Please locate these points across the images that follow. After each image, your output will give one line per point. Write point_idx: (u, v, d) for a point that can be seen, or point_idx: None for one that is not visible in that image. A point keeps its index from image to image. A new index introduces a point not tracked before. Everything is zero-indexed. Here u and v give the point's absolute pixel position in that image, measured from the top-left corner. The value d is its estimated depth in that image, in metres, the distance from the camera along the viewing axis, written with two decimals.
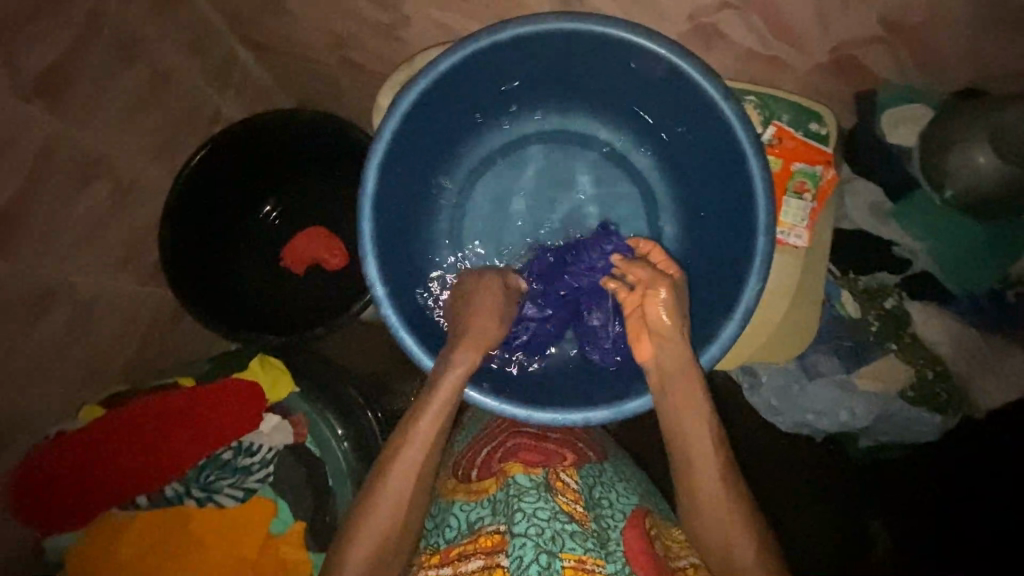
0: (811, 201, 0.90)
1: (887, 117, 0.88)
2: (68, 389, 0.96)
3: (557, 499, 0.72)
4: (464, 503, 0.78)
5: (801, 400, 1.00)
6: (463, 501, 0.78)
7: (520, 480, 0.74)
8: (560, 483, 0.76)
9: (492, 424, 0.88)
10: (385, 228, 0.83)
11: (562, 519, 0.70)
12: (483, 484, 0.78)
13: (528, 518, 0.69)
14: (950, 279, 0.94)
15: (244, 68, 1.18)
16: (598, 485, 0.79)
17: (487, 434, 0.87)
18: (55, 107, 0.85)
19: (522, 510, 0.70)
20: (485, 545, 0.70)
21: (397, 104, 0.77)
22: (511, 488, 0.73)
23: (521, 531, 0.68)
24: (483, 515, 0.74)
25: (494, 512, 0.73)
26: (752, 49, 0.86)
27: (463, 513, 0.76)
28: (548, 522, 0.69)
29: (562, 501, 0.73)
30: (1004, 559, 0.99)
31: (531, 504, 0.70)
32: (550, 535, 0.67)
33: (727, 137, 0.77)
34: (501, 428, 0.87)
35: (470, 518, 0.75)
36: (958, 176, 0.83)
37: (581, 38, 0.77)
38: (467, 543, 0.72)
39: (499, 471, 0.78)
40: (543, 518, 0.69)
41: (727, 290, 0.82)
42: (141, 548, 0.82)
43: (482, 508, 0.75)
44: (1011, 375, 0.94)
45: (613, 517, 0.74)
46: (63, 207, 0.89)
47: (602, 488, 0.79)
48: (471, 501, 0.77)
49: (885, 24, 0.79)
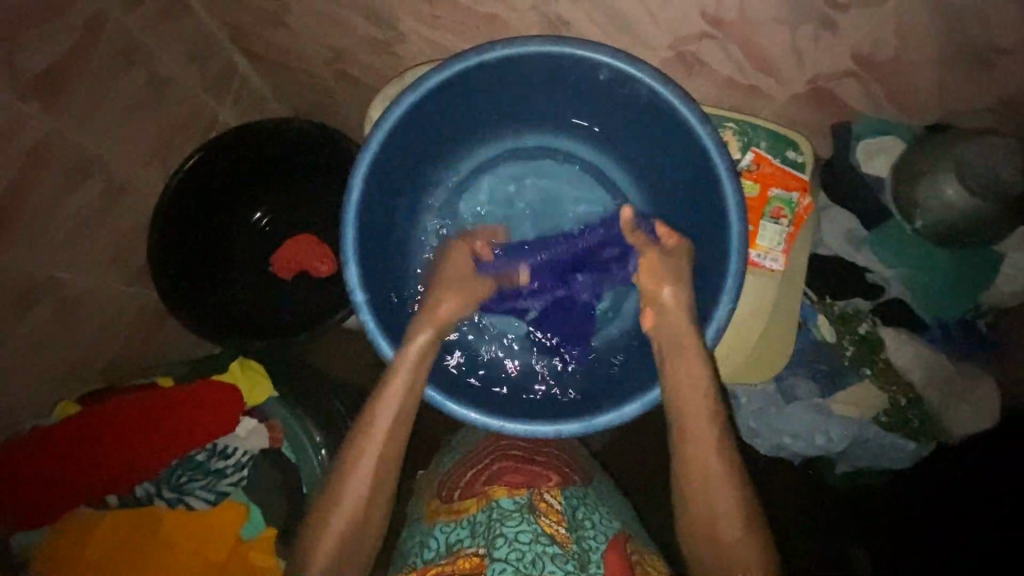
0: (787, 226, 0.93)
1: (864, 146, 0.91)
2: (48, 385, 0.96)
3: (540, 521, 0.75)
4: (444, 525, 0.79)
5: (778, 423, 1.01)
6: (444, 522, 0.79)
7: (504, 504, 0.77)
8: (544, 504, 0.78)
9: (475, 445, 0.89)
10: (368, 235, 0.85)
11: (544, 541, 0.73)
12: (464, 506, 0.80)
13: (509, 543, 0.72)
14: (922, 305, 0.96)
15: (245, 79, 1.21)
16: (581, 506, 0.80)
17: (469, 458, 0.87)
18: (48, 106, 0.87)
19: (504, 534, 0.73)
20: (465, 567, 0.73)
21: (385, 117, 0.79)
22: (494, 512, 0.76)
23: (502, 556, 0.71)
24: (463, 538, 0.76)
25: (474, 534, 0.75)
26: (732, 78, 0.89)
27: (443, 535, 0.77)
28: (529, 546, 0.72)
29: (545, 522, 0.75)
30: None
31: (513, 529, 0.74)
32: (531, 558, 0.71)
33: (704, 161, 0.80)
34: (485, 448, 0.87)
35: (450, 538, 0.76)
36: (929, 209, 0.86)
37: (565, 61, 0.80)
38: (447, 564, 0.74)
39: (481, 494, 0.80)
40: (524, 542, 0.72)
41: (701, 309, 0.83)
42: (108, 550, 0.80)
43: (461, 531, 0.77)
44: (979, 403, 0.95)
45: (595, 538, 0.75)
46: (55, 205, 0.91)
47: (586, 509, 0.79)
48: (452, 522, 0.78)
49: (859, 59, 0.82)
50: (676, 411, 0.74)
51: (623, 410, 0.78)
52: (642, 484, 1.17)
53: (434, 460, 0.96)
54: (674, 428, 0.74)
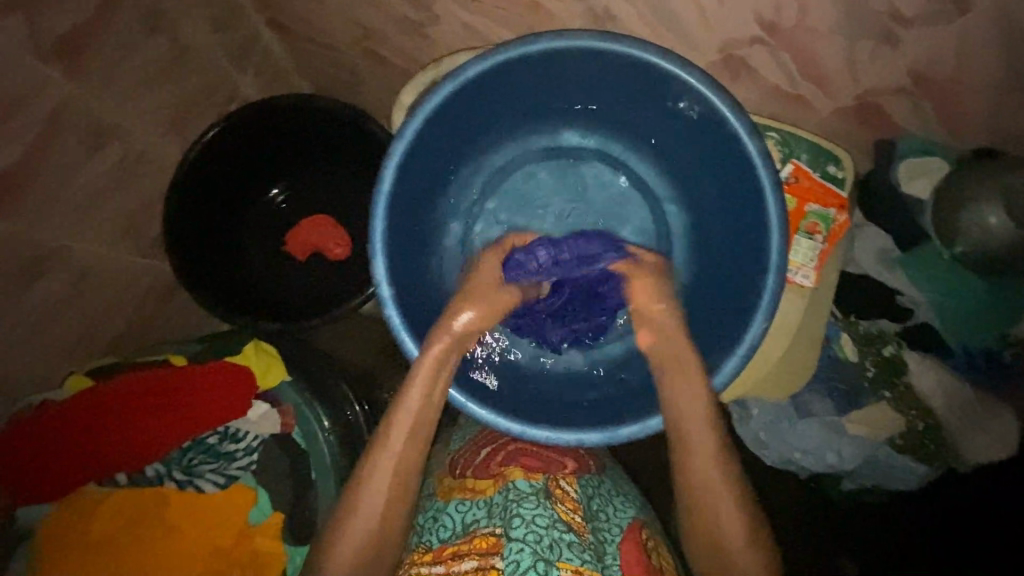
0: (821, 242, 0.90)
1: (905, 165, 0.88)
2: (58, 355, 0.95)
3: (556, 507, 0.73)
4: (460, 503, 0.77)
5: (790, 437, 1.00)
6: (460, 500, 0.77)
7: (520, 486, 0.74)
8: (560, 491, 0.76)
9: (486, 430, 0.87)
10: (396, 227, 0.83)
11: (560, 528, 0.70)
12: (479, 485, 0.78)
13: (526, 524, 0.69)
14: (950, 331, 0.94)
15: (267, 49, 1.17)
16: (596, 497, 0.78)
17: (483, 439, 0.86)
18: (67, 68, 0.84)
19: (521, 515, 0.70)
20: (481, 546, 0.70)
21: (422, 105, 0.77)
22: (510, 493, 0.74)
23: (519, 536, 0.68)
24: (479, 518, 0.74)
25: (491, 514, 0.73)
26: (778, 86, 0.86)
27: (459, 514, 0.76)
28: (546, 530, 0.69)
29: (560, 509, 0.73)
30: None
31: (531, 510, 0.71)
32: (548, 543, 0.68)
33: (748, 174, 0.78)
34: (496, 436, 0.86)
35: (465, 519, 0.75)
36: (969, 234, 0.84)
37: (610, 58, 0.77)
38: (462, 544, 0.72)
39: (497, 475, 0.78)
40: (541, 526, 0.69)
41: (732, 325, 0.82)
42: (118, 527, 0.80)
43: (479, 510, 0.75)
44: (998, 435, 0.94)
45: (610, 530, 0.75)
46: (71, 172, 0.88)
47: (600, 501, 0.78)
48: (468, 501, 0.77)
49: (913, 76, 0.79)
50: (692, 429, 0.73)
51: (648, 422, 0.77)
52: (649, 493, 1.14)
53: (444, 440, 0.95)
54: (698, 446, 0.72)
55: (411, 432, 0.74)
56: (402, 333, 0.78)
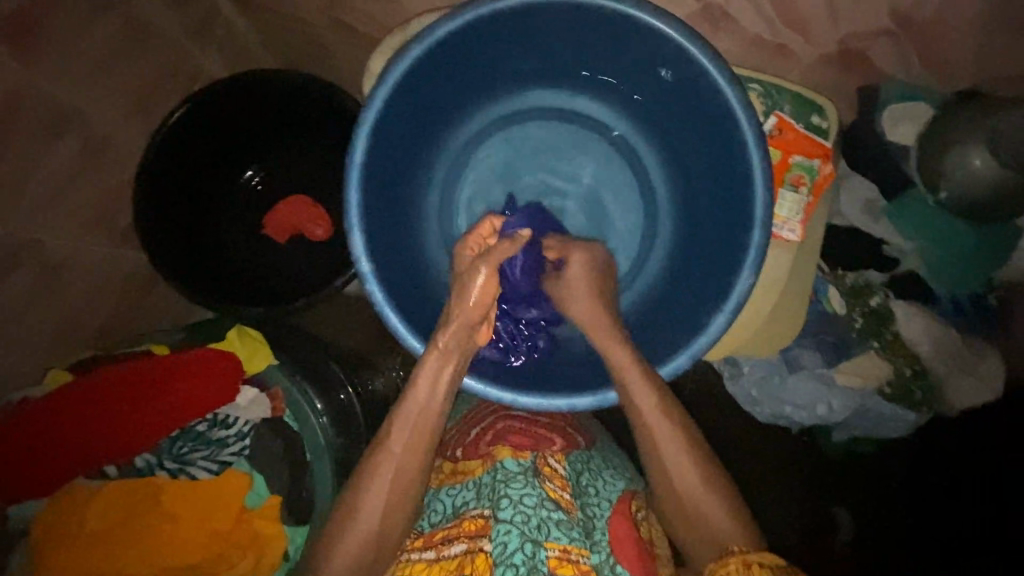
0: (807, 195, 0.89)
1: (888, 113, 0.89)
2: (34, 352, 0.92)
3: (545, 486, 0.72)
4: (450, 488, 0.77)
5: (780, 391, 0.98)
6: (450, 485, 0.77)
7: (507, 465, 0.73)
8: (548, 468, 0.75)
9: (478, 406, 0.87)
10: (372, 202, 0.81)
11: (549, 506, 0.70)
12: (469, 467, 0.77)
13: (514, 505, 0.68)
14: (937, 279, 0.94)
15: (229, 23, 1.11)
16: (585, 472, 0.78)
17: (473, 417, 0.85)
18: (24, 43, 0.80)
19: (509, 496, 0.69)
20: (470, 529, 0.70)
21: (390, 70, 0.74)
22: (498, 473, 0.72)
23: (507, 518, 0.68)
24: (468, 499, 0.74)
25: (479, 495, 0.73)
26: (759, 36, 0.88)
27: (450, 497, 0.76)
28: (535, 510, 0.69)
29: (550, 487, 0.72)
30: (986, 552, 1.01)
31: (518, 490, 0.70)
32: (536, 523, 0.68)
33: (729, 126, 0.76)
34: (487, 411, 0.85)
35: (455, 502, 0.75)
36: (954, 178, 0.84)
37: (586, 12, 0.74)
38: (452, 526, 0.72)
39: (486, 454, 0.77)
40: (529, 506, 0.69)
41: (720, 282, 0.81)
42: (107, 522, 0.79)
43: (467, 492, 0.75)
44: (983, 376, 0.95)
45: (599, 506, 0.74)
46: (37, 156, 0.85)
47: (589, 476, 0.77)
48: (457, 484, 0.76)
49: (894, 16, 0.82)
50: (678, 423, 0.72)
51: None
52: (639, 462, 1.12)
53: None
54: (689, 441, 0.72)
55: (416, 425, 0.73)
56: (390, 315, 0.77)
